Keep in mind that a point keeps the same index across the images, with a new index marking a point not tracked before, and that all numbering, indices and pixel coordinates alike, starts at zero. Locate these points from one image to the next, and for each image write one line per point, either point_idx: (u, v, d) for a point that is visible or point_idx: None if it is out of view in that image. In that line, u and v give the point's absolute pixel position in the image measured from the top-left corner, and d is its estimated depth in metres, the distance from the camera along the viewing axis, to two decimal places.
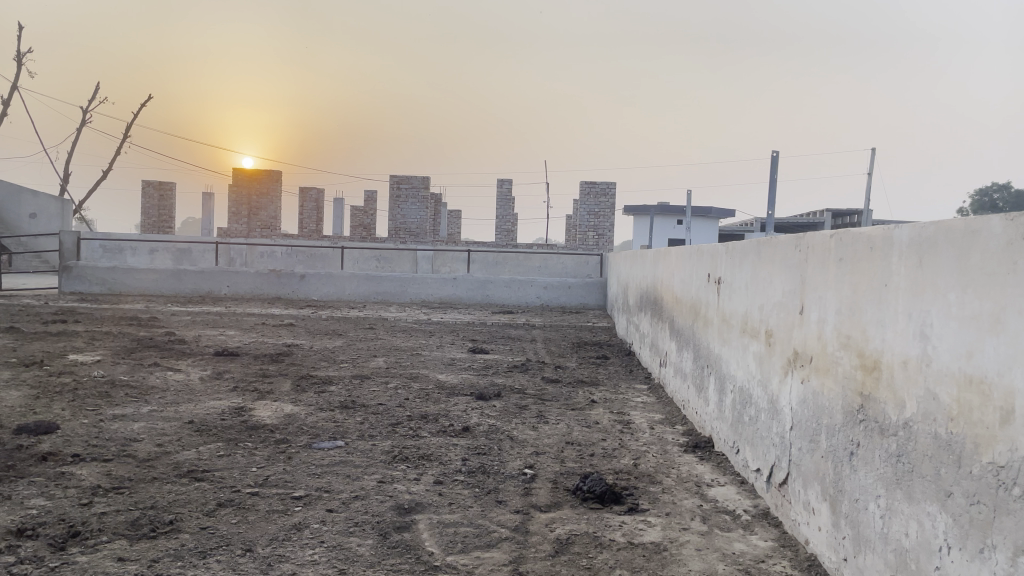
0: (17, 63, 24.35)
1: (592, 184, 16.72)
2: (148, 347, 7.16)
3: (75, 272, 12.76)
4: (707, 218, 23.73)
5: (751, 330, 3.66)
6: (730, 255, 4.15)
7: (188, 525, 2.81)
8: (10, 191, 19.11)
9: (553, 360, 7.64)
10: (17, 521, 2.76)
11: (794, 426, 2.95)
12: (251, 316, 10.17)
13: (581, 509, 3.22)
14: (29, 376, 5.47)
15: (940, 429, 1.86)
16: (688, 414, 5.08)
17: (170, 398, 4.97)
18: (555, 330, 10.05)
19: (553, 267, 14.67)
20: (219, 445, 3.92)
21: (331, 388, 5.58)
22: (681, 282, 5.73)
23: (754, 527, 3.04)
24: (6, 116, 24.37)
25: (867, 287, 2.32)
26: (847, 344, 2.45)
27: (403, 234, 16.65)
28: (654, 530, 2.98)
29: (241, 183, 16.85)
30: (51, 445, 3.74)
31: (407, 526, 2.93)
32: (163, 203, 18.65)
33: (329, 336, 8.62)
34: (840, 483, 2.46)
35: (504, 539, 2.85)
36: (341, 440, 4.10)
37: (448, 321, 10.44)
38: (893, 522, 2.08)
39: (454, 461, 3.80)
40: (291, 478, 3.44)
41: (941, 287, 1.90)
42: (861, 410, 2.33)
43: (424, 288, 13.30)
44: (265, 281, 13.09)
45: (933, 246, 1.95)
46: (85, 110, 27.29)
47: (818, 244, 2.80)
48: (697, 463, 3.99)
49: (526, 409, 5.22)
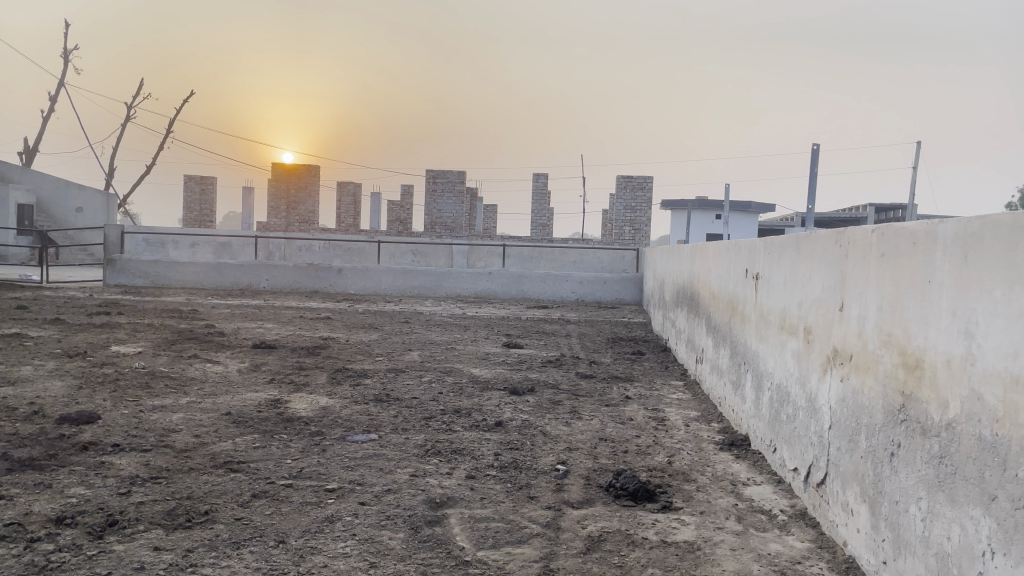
0: (64, 60, 24.89)
1: (629, 178, 16.63)
2: (188, 339, 7.28)
3: (119, 265, 13.03)
4: (747, 213, 23.43)
5: (789, 327, 3.58)
6: (769, 250, 4.08)
7: (222, 516, 2.84)
8: (57, 185, 19.57)
9: (587, 355, 7.61)
10: (57, 509, 2.82)
11: (833, 425, 2.88)
12: (289, 309, 10.30)
13: (614, 507, 3.19)
14: (73, 367, 5.59)
15: (985, 430, 1.80)
16: (725, 411, 5.02)
17: (208, 390, 5.04)
18: (590, 325, 10.02)
19: (589, 262, 14.61)
20: (255, 437, 3.96)
21: (366, 381, 5.62)
22: (718, 277, 5.65)
23: (791, 527, 2.98)
24: (53, 112, 24.97)
25: (910, 283, 2.26)
26: (889, 342, 2.39)
27: (439, 228, 16.72)
28: (688, 529, 2.94)
29: (280, 177, 17.06)
30: (92, 435, 3.81)
31: (438, 521, 2.93)
32: (204, 197, 18.95)
33: (365, 329, 8.69)
34: (880, 484, 2.40)
35: (535, 535, 2.83)
36: (375, 434, 4.12)
37: (482, 316, 10.46)
38: (934, 525, 2.02)
39: (487, 456, 3.80)
40: (325, 470, 3.46)
41: (987, 285, 1.83)
42: (903, 410, 2.26)
43: (459, 283, 13.34)
44: (303, 274, 13.23)
45: (980, 241, 1.89)
46: (130, 104, 27.83)
47: (859, 239, 2.73)
48: (732, 462, 3.93)
49: (560, 404, 5.20)
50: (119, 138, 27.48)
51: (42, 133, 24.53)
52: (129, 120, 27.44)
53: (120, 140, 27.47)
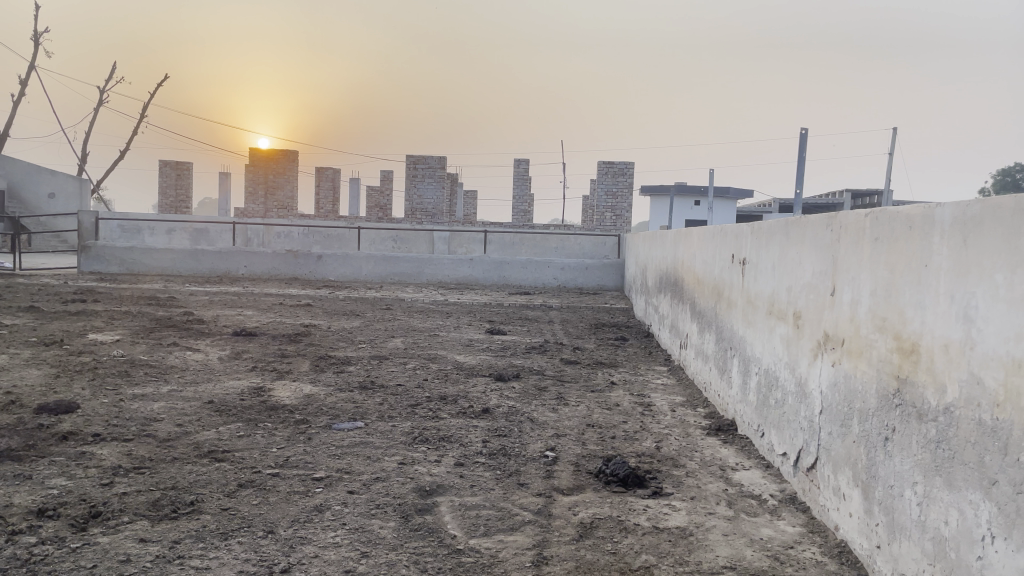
0: (35, 44, 24.43)
1: (610, 164, 16.62)
2: (167, 327, 7.17)
3: (93, 251, 12.81)
4: (726, 198, 23.60)
5: (778, 311, 3.58)
6: (756, 235, 4.07)
7: (209, 506, 2.79)
8: (29, 170, 19.20)
9: (571, 341, 7.61)
10: (38, 500, 2.76)
11: (824, 410, 2.88)
12: (268, 296, 10.19)
13: (605, 493, 3.18)
14: (50, 355, 5.48)
15: (985, 415, 1.79)
16: (710, 396, 5.03)
17: (189, 378, 4.97)
18: (572, 311, 10.02)
19: (571, 248, 14.58)
20: (239, 426, 3.90)
21: (349, 368, 5.57)
22: (703, 262, 5.64)
23: (781, 512, 2.98)
24: (23, 96, 24.50)
25: (905, 268, 2.25)
26: (883, 326, 2.38)
27: (420, 214, 16.62)
28: (679, 515, 2.94)
29: (258, 162, 16.84)
30: (72, 425, 3.74)
31: (429, 509, 2.89)
32: (180, 182, 18.67)
33: (347, 316, 8.61)
34: (874, 468, 2.40)
35: (526, 522, 2.81)
36: (361, 421, 4.08)
37: (464, 302, 10.41)
38: (930, 509, 2.02)
39: (475, 443, 3.77)
40: (311, 459, 3.41)
41: (987, 268, 1.83)
42: (897, 395, 2.26)
43: (441, 269, 13.28)
44: (282, 261, 13.09)
45: (979, 224, 1.87)
46: (103, 88, 27.32)
47: (850, 223, 2.72)
48: (720, 447, 3.93)
49: (546, 391, 5.18)
50: (92, 122, 26.98)
51: (13, 119, 24.03)
52: (102, 105, 27.07)
53: (93, 125, 27.08)
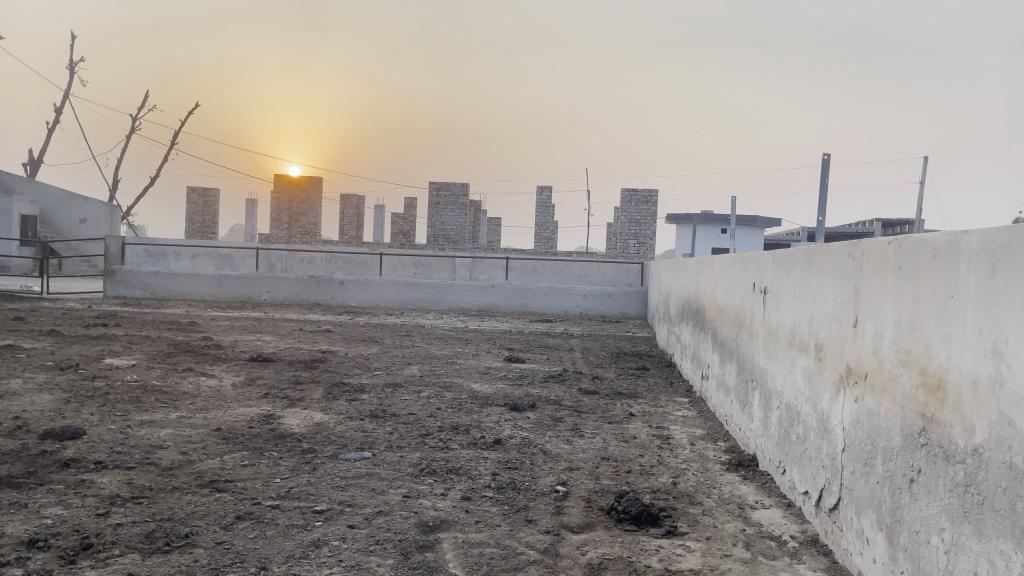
0: (71, 75, 24.90)
1: (634, 192, 16.52)
2: (184, 352, 7.13)
3: (119, 276, 12.93)
4: (753, 227, 23.38)
5: (799, 343, 3.43)
6: (777, 263, 3.94)
7: (203, 539, 2.70)
8: (61, 196, 19.55)
9: (591, 370, 7.46)
10: (31, 531, 2.69)
11: (847, 448, 2.73)
12: (288, 322, 10.16)
13: (616, 531, 3.05)
14: (63, 380, 5.45)
15: (1017, 459, 1.65)
16: (731, 430, 4.86)
17: (199, 405, 4.90)
18: (593, 339, 9.87)
19: (593, 275, 14.42)
20: (244, 455, 3.82)
21: (362, 396, 5.48)
22: (724, 291, 5.49)
23: (802, 555, 2.83)
24: (57, 125, 24.99)
25: (930, 300, 2.12)
26: (907, 361, 2.24)
27: (442, 241, 16.61)
28: (693, 556, 2.80)
29: (283, 188, 17.01)
30: (75, 452, 3.68)
31: (430, 546, 2.78)
32: (207, 209, 18.88)
33: (365, 342, 8.54)
34: (898, 512, 2.25)
35: (531, 563, 2.68)
36: (368, 452, 3.98)
37: (485, 329, 10.31)
38: (959, 558, 1.87)
39: (484, 476, 3.65)
40: (314, 491, 3.32)
41: (1017, 299, 1.69)
42: (922, 434, 2.12)
43: (462, 295, 13.21)
44: (304, 286, 13.09)
45: (1008, 253, 1.75)
46: (134, 117, 27.72)
47: (873, 251, 2.60)
48: (739, 483, 3.78)
49: (561, 421, 5.05)
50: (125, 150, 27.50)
51: (48, 144, 24.60)
52: (133, 133, 27.67)
53: (125, 152, 27.67)
